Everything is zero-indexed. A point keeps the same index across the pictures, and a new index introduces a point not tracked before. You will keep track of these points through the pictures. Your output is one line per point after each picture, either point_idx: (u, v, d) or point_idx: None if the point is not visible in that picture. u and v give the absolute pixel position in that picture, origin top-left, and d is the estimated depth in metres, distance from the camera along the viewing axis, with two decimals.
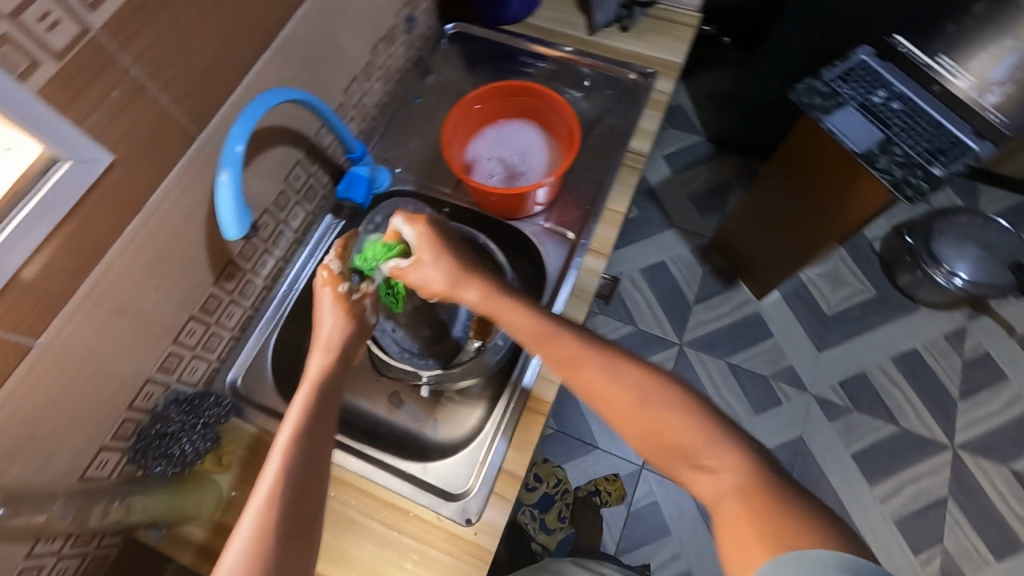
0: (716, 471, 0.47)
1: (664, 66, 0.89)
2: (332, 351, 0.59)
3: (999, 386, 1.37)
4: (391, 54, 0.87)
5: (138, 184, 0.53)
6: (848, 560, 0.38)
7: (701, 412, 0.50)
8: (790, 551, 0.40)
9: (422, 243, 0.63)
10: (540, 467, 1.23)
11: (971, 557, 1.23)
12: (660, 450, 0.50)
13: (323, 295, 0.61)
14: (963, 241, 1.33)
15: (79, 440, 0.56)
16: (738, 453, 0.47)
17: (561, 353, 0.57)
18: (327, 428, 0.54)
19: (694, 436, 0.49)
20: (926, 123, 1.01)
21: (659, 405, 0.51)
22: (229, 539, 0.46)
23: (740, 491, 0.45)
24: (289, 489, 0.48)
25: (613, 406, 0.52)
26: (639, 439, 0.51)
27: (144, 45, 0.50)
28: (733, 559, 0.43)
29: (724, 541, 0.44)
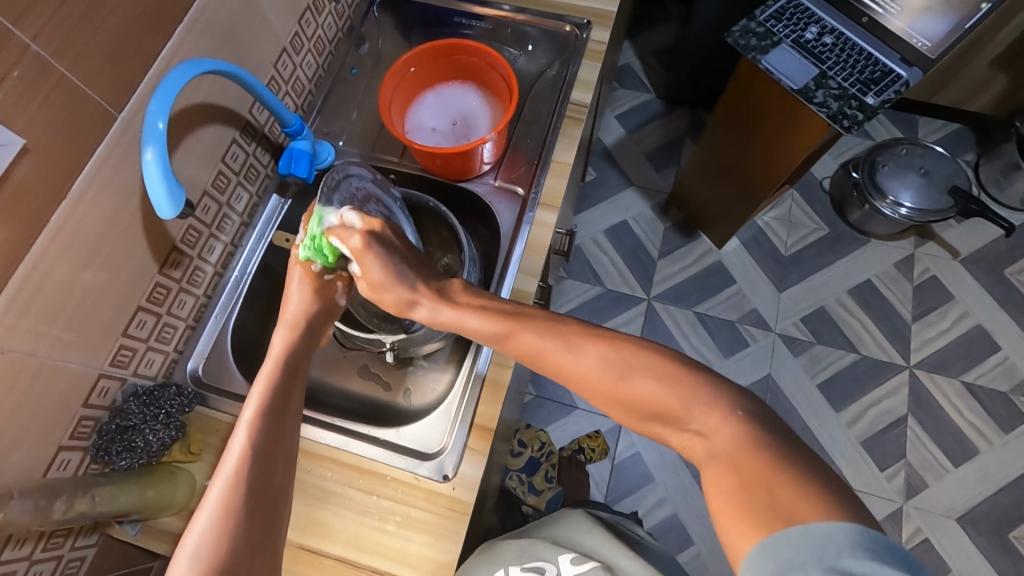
0: (705, 435, 0.47)
1: (599, 16, 0.89)
2: (296, 327, 0.59)
3: (947, 307, 1.45)
4: (320, 25, 0.85)
5: (58, 170, 0.52)
6: (862, 536, 0.36)
7: (686, 376, 0.49)
8: (796, 528, 0.37)
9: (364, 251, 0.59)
10: (524, 432, 1.15)
11: (932, 467, 1.31)
12: (646, 420, 0.51)
13: (294, 271, 0.62)
14: (904, 170, 1.38)
15: (34, 440, 0.55)
16: (729, 418, 0.46)
17: (531, 347, 0.55)
18: (292, 399, 0.54)
19: (680, 402, 0.48)
20: (856, 54, 1.05)
21: (642, 376, 0.50)
22: (196, 511, 0.46)
23: (732, 454, 0.44)
24: (256, 462, 0.48)
25: (596, 386, 0.52)
26: (623, 413, 0.52)
27: (41, 20, 0.48)
28: (722, 521, 0.42)
29: (713, 502, 0.43)
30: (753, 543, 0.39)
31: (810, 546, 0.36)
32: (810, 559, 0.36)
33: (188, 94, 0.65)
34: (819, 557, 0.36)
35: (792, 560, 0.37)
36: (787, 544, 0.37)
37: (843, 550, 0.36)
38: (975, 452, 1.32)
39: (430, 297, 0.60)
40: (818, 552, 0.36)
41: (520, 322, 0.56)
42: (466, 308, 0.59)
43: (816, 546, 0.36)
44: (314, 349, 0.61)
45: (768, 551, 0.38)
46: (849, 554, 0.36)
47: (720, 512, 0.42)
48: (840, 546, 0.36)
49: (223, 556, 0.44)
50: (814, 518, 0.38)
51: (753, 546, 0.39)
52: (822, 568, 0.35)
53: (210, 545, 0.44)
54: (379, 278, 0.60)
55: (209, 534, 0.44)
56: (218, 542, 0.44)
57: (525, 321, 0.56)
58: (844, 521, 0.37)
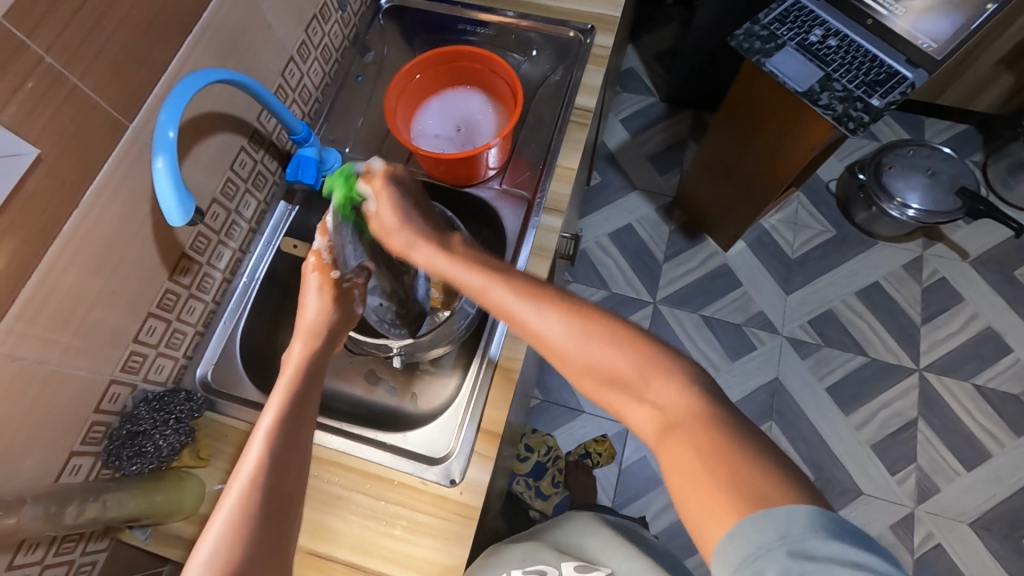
0: (662, 407, 0.46)
1: (602, 21, 0.89)
2: (315, 336, 0.59)
3: (956, 308, 1.43)
4: (326, 34, 0.86)
5: (70, 180, 0.53)
6: (819, 514, 0.37)
7: (651, 352, 0.49)
8: (759, 512, 0.37)
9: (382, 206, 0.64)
10: (530, 436, 1.16)
11: (943, 470, 1.30)
12: (602, 386, 0.49)
13: (310, 279, 0.61)
14: (910, 171, 1.37)
15: (46, 446, 0.55)
16: (687, 392, 0.45)
17: (504, 306, 0.54)
18: (310, 407, 0.54)
19: (638, 375, 0.48)
20: (860, 56, 1.05)
21: (606, 344, 0.49)
22: (211, 517, 0.46)
23: (693, 428, 0.43)
24: (271, 471, 0.48)
25: (561, 349, 0.51)
26: (580, 376, 0.51)
27: (55, 33, 0.49)
28: (686, 505, 0.42)
29: (675, 486, 0.42)
30: (722, 529, 0.38)
31: (775, 530, 0.36)
32: (774, 543, 0.36)
33: (197, 104, 0.66)
34: (784, 541, 0.36)
35: (758, 547, 0.36)
36: (753, 530, 0.37)
37: (805, 531, 0.36)
38: (987, 455, 1.31)
39: (435, 243, 0.62)
40: (782, 535, 0.36)
41: (495, 282, 0.56)
42: (456, 261, 0.59)
43: (779, 529, 0.36)
44: (334, 350, 0.61)
45: (735, 539, 0.37)
46: (811, 534, 0.36)
47: (685, 495, 0.42)
48: (801, 526, 0.36)
49: (236, 562, 0.44)
50: (776, 501, 0.38)
51: (722, 534, 0.38)
52: (787, 552, 0.35)
53: (225, 553, 0.44)
54: (394, 224, 0.63)
55: (224, 542, 0.45)
56: (233, 550, 0.45)
57: (500, 283, 0.56)
58: (802, 503, 0.37)
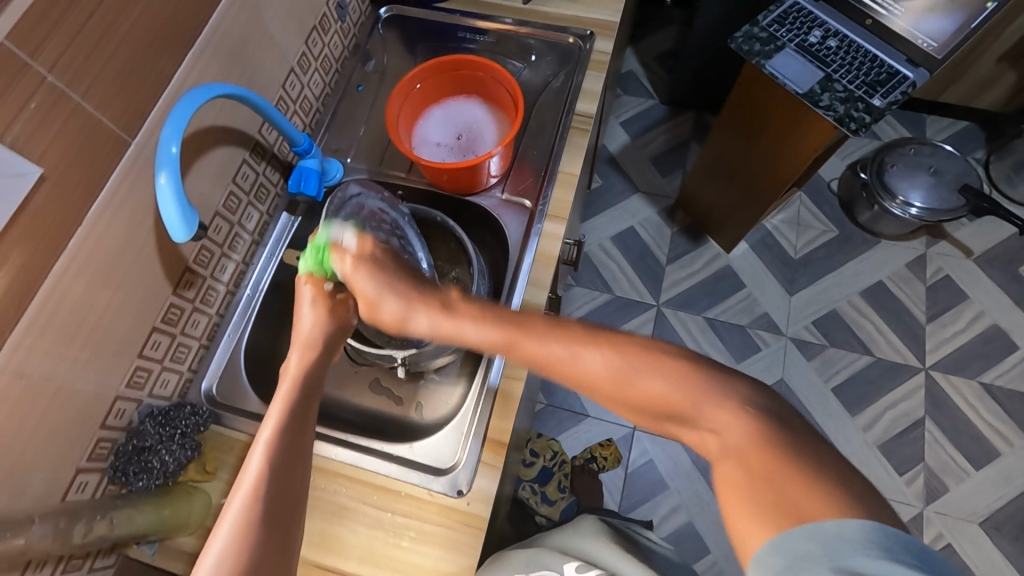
0: (718, 432, 0.45)
1: (602, 27, 0.90)
2: (311, 347, 0.59)
3: (961, 306, 1.43)
4: (326, 44, 0.86)
5: (74, 197, 0.53)
6: (871, 530, 0.37)
7: (695, 375, 0.48)
8: (809, 528, 0.38)
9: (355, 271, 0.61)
10: (535, 442, 1.14)
11: (952, 470, 1.29)
12: (658, 419, 0.49)
13: (304, 291, 0.61)
14: (913, 170, 1.37)
15: (54, 463, 0.55)
16: (739, 414, 0.45)
17: (536, 352, 0.53)
18: (309, 419, 0.54)
19: (687, 400, 0.47)
20: (861, 57, 1.05)
21: (650, 377, 0.49)
22: (213, 531, 0.46)
23: (744, 451, 0.43)
24: (272, 483, 0.48)
25: (606, 387, 0.50)
26: (633, 412, 0.50)
27: (58, 51, 0.49)
28: (733, 520, 0.42)
29: (725, 501, 0.43)
30: (764, 540, 0.39)
31: (822, 545, 0.37)
32: (821, 557, 0.37)
33: (199, 117, 0.66)
34: (831, 556, 0.37)
35: (806, 561, 0.37)
36: (799, 543, 0.38)
37: (855, 547, 0.37)
38: (995, 454, 1.30)
39: (431, 307, 0.59)
40: (829, 551, 0.37)
41: (522, 329, 0.54)
42: (464, 318, 0.57)
43: (828, 545, 0.37)
44: (331, 360, 0.61)
45: (780, 552, 0.38)
46: (860, 552, 0.36)
47: (729, 507, 0.42)
48: (850, 543, 0.37)
49: None
50: (827, 517, 0.38)
51: (764, 547, 0.39)
52: (835, 567, 0.36)
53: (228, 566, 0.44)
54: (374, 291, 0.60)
55: (228, 554, 0.44)
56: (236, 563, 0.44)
57: (527, 326, 0.54)
58: (854, 518, 0.38)
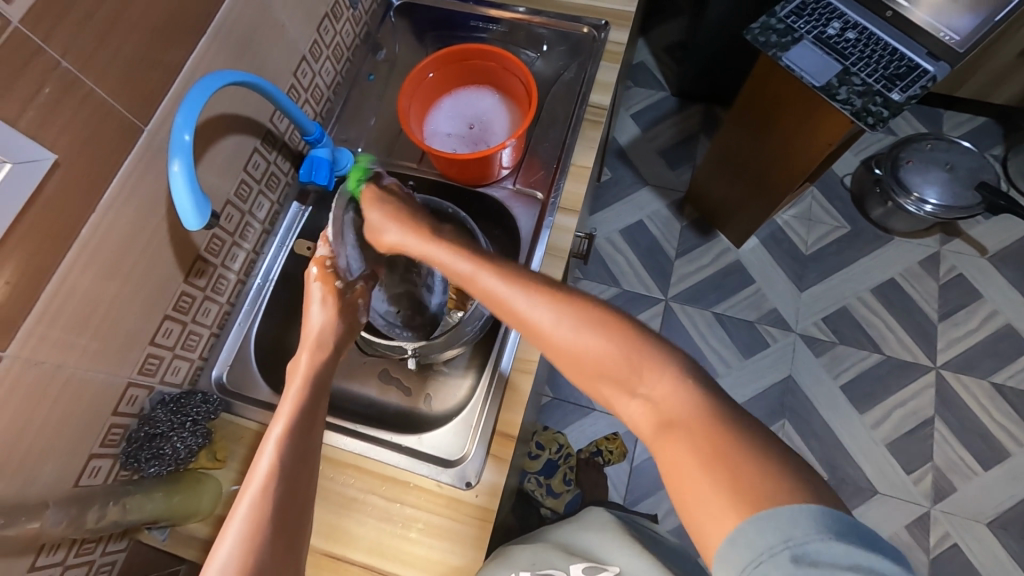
0: (654, 402, 0.46)
1: (616, 17, 0.88)
2: (321, 348, 0.59)
3: (974, 305, 1.41)
4: (338, 32, 0.85)
5: (85, 184, 0.53)
6: (821, 514, 0.35)
7: (641, 341, 0.48)
8: (756, 513, 0.37)
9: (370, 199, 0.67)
10: (540, 434, 1.15)
11: (960, 469, 1.28)
12: (594, 380, 0.49)
13: (314, 289, 0.62)
14: (929, 166, 1.35)
15: (65, 451, 0.56)
16: (680, 385, 0.45)
17: (492, 293, 0.53)
18: (318, 416, 0.54)
19: (631, 366, 0.47)
20: (880, 50, 1.03)
21: (593, 332, 0.49)
22: (223, 528, 0.46)
23: (687, 424, 0.43)
24: (283, 480, 0.48)
25: (546, 333, 0.50)
26: (571, 369, 0.50)
27: (70, 37, 0.49)
28: (685, 504, 0.41)
29: (673, 484, 0.42)
30: (724, 532, 0.37)
31: (777, 533, 0.35)
32: (777, 547, 0.35)
33: (211, 105, 0.66)
34: (787, 545, 0.35)
35: (759, 551, 0.35)
36: (756, 534, 0.36)
37: (807, 533, 0.35)
38: (1004, 454, 1.29)
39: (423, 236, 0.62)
40: (783, 538, 0.35)
41: (481, 266, 0.55)
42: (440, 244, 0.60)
43: (779, 532, 0.35)
44: (339, 358, 0.61)
45: (734, 543, 0.37)
46: (815, 537, 0.35)
47: (686, 495, 0.40)
48: (805, 528, 0.35)
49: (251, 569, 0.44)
50: (781, 502, 0.36)
51: (722, 536, 0.38)
52: (789, 556, 0.34)
53: (238, 561, 0.44)
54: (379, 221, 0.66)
55: (240, 546, 0.45)
56: (247, 557, 0.44)
57: (487, 266, 0.55)
58: (805, 502, 0.36)
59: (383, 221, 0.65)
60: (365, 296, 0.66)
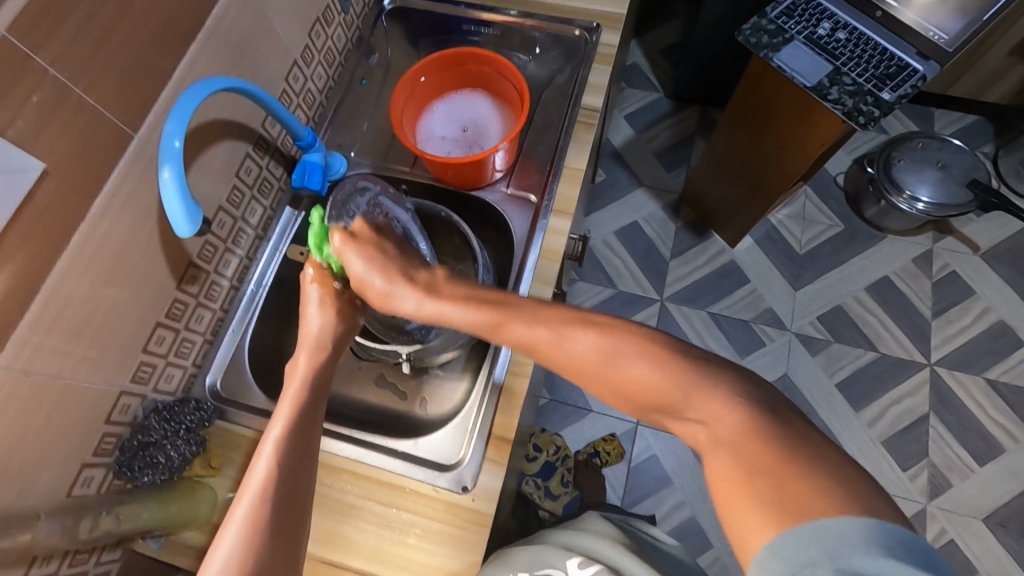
0: (706, 423, 0.45)
1: (608, 19, 0.88)
2: (320, 349, 0.58)
3: (968, 302, 1.42)
4: (329, 37, 0.85)
5: (76, 192, 0.52)
6: (871, 529, 0.35)
7: (685, 366, 0.48)
8: (802, 526, 0.37)
9: (345, 247, 0.60)
10: (539, 437, 1.14)
11: (957, 466, 1.29)
12: (647, 409, 0.49)
13: (310, 291, 0.61)
14: (922, 165, 1.35)
15: (59, 461, 0.55)
16: (730, 405, 0.44)
17: (525, 337, 0.53)
18: (316, 418, 0.54)
19: (678, 393, 0.47)
20: (871, 50, 1.04)
21: (637, 364, 0.49)
22: (219, 532, 0.46)
23: (736, 441, 0.42)
24: (281, 483, 0.48)
25: (592, 368, 0.51)
26: (620, 401, 0.51)
27: (59, 44, 0.49)
28: (729, 514, 0.41)
29: (719, 496, 0.42)
30: (762, 541, 0.38)
31: (821, 547, 0.36)
32: (821, 560, 0.35)
33: (203, 111, 0.65)
34: (832, 559, 0.35)
35: (802, 562, 0.36)
36: (798, 546, 0.36)
37: (855, 547, 0.35)
38: (1000, 450, 1.30)
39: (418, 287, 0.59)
40: (829, 552, 0.35)
41: (506, 311, 0.54)
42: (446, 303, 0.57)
43: (825, 546, 0.36)
44: (338, 359, 0.60)
45: (777, 554, 0.37)
46: (862, 552, 0.35)
47: (727, 501, 0.41)
48: (851, 543, 0.35)
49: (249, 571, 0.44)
50: (827, 517, 0.37)
51: (763, 546, 0.38)
52: (834, 569, 0.35)
53: (236, 562, 0.44)
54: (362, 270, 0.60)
55: (239, 546, 0.45)
56: (246, 558, 0.44)
57: (513, 309, 0.54)
58: (853, 516, 0.36)
59: (366, 270, 0.60)
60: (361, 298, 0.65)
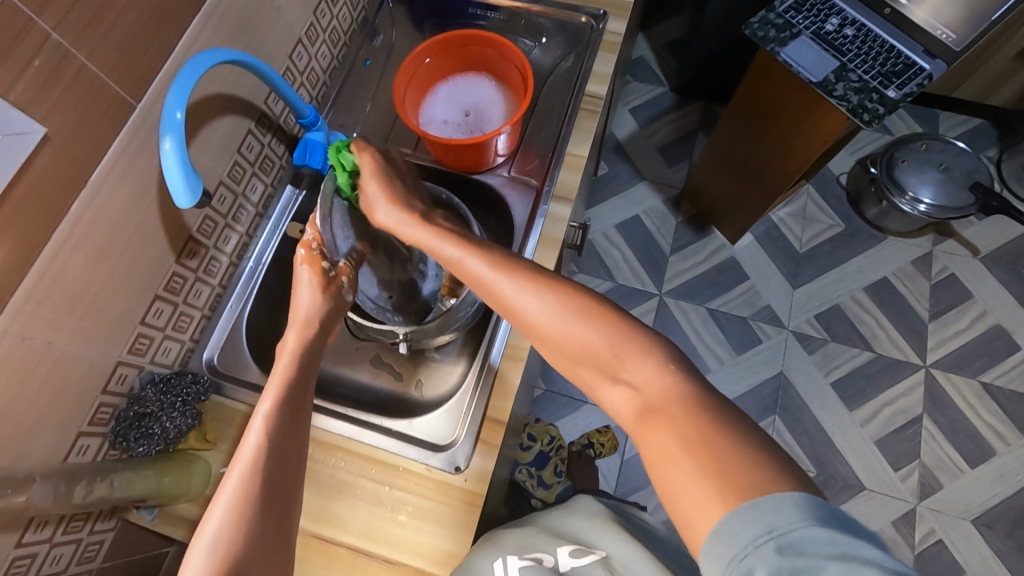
0: (638, 388, 0.46)
1: (614, 7, 0.88)
2: (309, 326, 0.59)
3: (965, 305, 1.42)
4: (334, 16, 0.85)
5: (76, 160, 0.52)
6: (803, 502, 0.36)
7: (625, 330, 0.48)
8: (742, 504, 0.37)
9: (371, 172, 0.65)
10: (533, 426, 1.14)
11: (947, 467, 1.29)
12: (578, 366, 0.50)
13: (301, 273, 0.62)
14: (924, 166, 1.35)
15: (54, 429, 0.56)
16: (663, 372, 0.45)
17: (484, 281, 0.54)
18: (305, 394, 0.54)
19: (614, 354, 0.48)
20: (877, 47, 1.03)
21: (578, 321, 0.49)
22: (210, 505, 0.46)
23: (670, 412, 0.43)
24: (271, 456, 0.48)
25: (534, 320, 0.51)
26: (558, 357, 0.51)
27: (62, 10, 0.49)
28: (669, 496, 0.41)
29: (657, 477, 0.42)
30: (707, 524, 0.37)
31: (762, 523, 0.35)
32: (762, 537, 0.35)
33: (205, 84, 0.65)
34: (772, 535, 0.35)
35: (744, 543, 0.36)
36: (740, 524, 0.36)
37: (792, 522, 0.35)
38: (992, 453, 1.30)
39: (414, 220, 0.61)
40: (769, 530, 0.35)
41: (472, 254, 0.55)
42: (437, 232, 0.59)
43: (765, 523, 0.35)
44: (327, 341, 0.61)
45: (720, 537, 0.37)
46: (799, 526, 0.35)
47: (666, 482, 0.41)
48: (789, 518, 0.35)
49: (240, 544, 0.44)
50: (765, 493, 0.37)
51: (707, 530, 0.37)
52: (774, 546, 0.35)
53: (228, 534, 0.44)
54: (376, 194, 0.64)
55: (230, 517, 0.44)
56: (237, 530, 0.44)
57: (475, 256, 0.55)
58: (788, 491, 0.36)
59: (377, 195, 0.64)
60: (349, 276, 0.65)
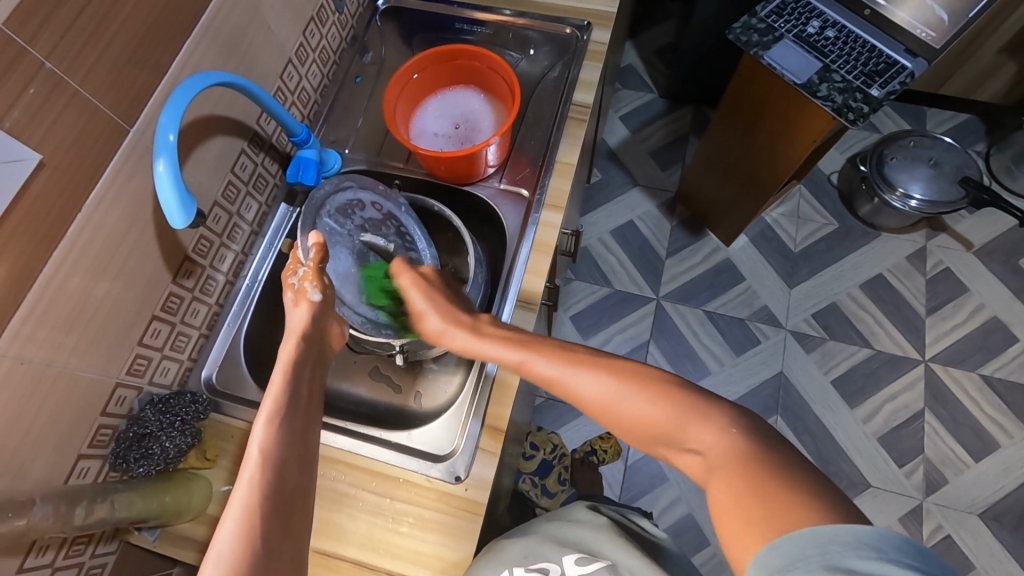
0: (704, 453, 0.47)
1: (598, 17, 0.90)
2: (307, 338, 0.54)
3: (961, 299, 1.42)
4: (324, 35, 0.86)
5: (71, 185, 0.53)
6: (864, 534, 0.36)
7: (686, 400, 0.51)
8: (801, 529, 0.37)
9: (411, 285, 0.67)
10: (535, 434, 1.12)
11: (952, 462, 1.29)
12: (649, 441, 0.52)
13: (286, 300, 0.58)
14: (914, 162, 1.36)
15: (53, 453, 0.56)
16: (726, 433, 0.47)
17: (546, 374, 0.57)
18: (307, 408, 0.49)
19: (676, 424, 0.50)
20: (859, 47, 1.05)
21: (642, 401, 0.52)
22: (220, 523, 0.40)
23: (730, 467, 0.44)
24: (280, 468, 0.43)
25: (601, 412, 0.54)
26: (628, 436, 0.54)
27: (54, 38, 0.50)
28: (725, 532, 0.42)
29: (719, 517, 0.43)
30: (760, 544, 0.39)
31: (815, 545, 0.36)
32: (811, 557, 0.36)
33: (197, 106, 0.66)
34: (823, 556, 0.36)
35: (796, 559, 0.37)
36: (792, 544, 0.37)
37: (847, 549, 0.36)
38: (996, 446, 1.30)
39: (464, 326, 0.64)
40: (823, 552, 0.36)
41: (531, 351, 0.59)
42: (483, 341, 0.62)
43: (820, 546, 0.36)
44: (325, 361, 0.56)
45: (773, 551, 0.38)
46: (855, 554, 0.35)
47: (722, 519, 0.43)
48: (844, 544, 0.36)
49: (251, 559, 0.38)
50: (820, 522, 0.38)
51: (760, 547, 0.39)
52: (823, 566, 0.35)
53: (238, 553, 0.38)
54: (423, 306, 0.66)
55: (241, 535, 0.39)
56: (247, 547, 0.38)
57: (535, 350, 0.59)
58: (850, 524, 0.37)
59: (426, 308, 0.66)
60: (315, 281, 0.58)
